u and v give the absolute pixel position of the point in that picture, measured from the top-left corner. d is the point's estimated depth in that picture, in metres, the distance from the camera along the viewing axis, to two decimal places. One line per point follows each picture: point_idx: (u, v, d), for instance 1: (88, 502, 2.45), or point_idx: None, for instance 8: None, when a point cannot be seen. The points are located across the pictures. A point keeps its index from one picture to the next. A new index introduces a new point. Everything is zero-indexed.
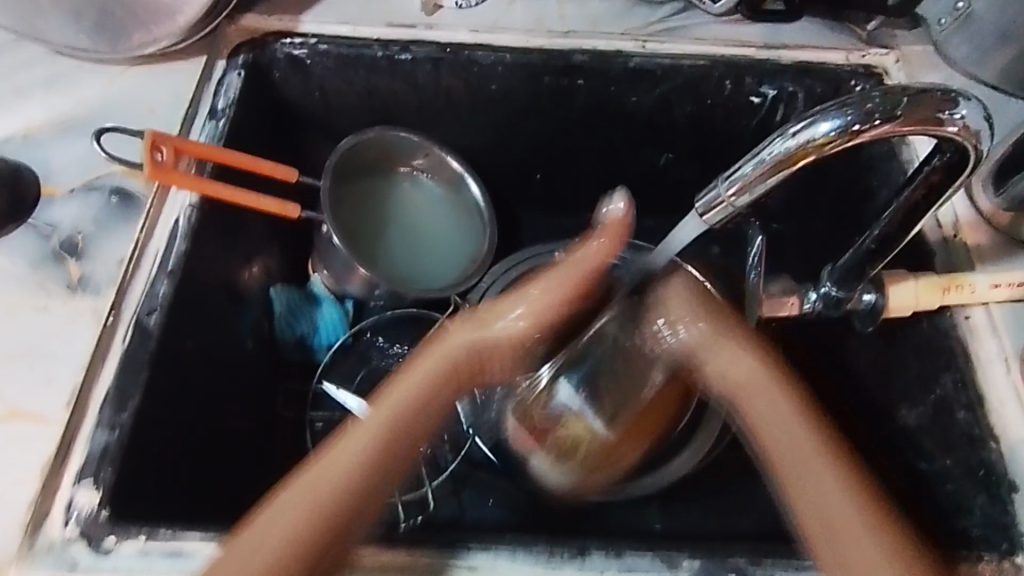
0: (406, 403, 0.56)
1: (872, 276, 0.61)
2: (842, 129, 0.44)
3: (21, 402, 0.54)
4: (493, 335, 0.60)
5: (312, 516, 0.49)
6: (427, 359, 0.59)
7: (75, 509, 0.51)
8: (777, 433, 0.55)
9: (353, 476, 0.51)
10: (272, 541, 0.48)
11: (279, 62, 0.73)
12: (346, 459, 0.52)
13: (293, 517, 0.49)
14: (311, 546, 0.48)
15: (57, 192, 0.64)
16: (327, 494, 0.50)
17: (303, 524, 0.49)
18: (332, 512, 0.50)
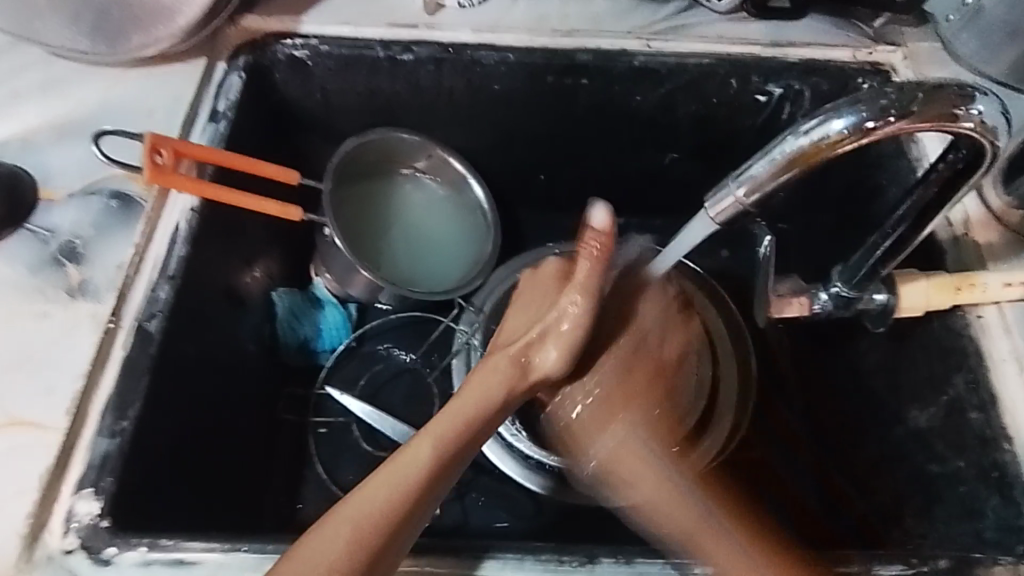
0: (479, 401, 0.53)
1: (883, 275, 0.60)
2: (856, 126, 0.43)
3: (20, 409, 0.54)
4: (546, 359, 0.56)
5: (394, 503, 0.46)
6: (497, 363, 0.55)
7: (75, 519, 0.50)
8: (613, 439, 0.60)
9: (426, 465, 0.49)
10: (339, 540, 0.44)
11: (279, 64, 0.73)
12: (396, 477, 0.48)
13: (376, 510, 0.46)
14: (399, 523, 0.46)
15: (55, 196, 0.63)
16: (398, 491, 0.47)
17: (389, 512, 0.46)
18: (383, 525, 0.46)
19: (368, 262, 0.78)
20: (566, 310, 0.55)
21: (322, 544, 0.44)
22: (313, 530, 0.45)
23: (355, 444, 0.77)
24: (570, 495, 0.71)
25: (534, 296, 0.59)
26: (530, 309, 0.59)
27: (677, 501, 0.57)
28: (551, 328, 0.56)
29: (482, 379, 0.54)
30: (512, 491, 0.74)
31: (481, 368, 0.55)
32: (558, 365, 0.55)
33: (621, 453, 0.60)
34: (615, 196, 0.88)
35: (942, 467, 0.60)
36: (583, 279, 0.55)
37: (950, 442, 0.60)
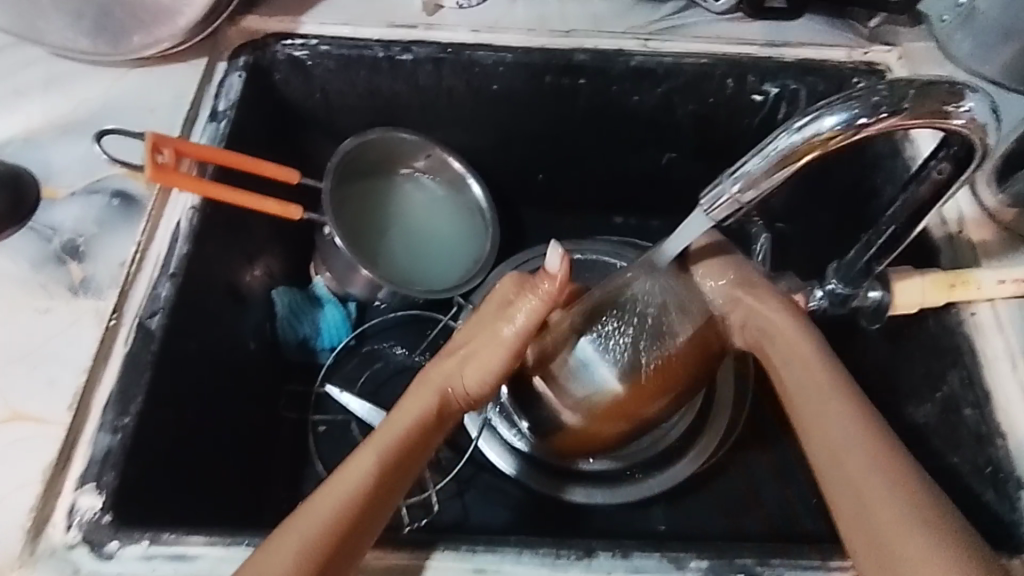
0: (410, 418, 0.55)
1: (878, 273, 0.60)
2: (848, 122, 0.44)
3: (23, 404, 0.54)
4: (473, 381, 0.57)
5: (341, 511, 0.48)
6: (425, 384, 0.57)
7: (77, 514, 0.50)
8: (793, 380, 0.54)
9: (369, 473, 0.51)
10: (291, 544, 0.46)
11: (280, 64, 0.73)
12: (338, 489, 0.49)
13: (325, 519, 0.47)
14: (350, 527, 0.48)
15: (58, 194, 0.64)
16: (341, 500, 0.48)
17: (336, 522, 0.47)
18: (331, 533, 0.47)
19: (369, 260, 0.79)
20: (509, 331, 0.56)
21: (274, 554, 0.46)
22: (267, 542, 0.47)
23: (355, 441, 0.77)
24: (546, 485, 0.71)
25: (479, 315, 0.59)
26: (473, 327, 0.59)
27: (847, 402, 0.51)
28: (487, 350, 0.57)
29: (416, 397, 0.56)
30: (511, 487, 0.75)
31: (415, 385, 0.57)
32: (484, 386, 0.57)
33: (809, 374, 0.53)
34: (615, 196, 0.89)
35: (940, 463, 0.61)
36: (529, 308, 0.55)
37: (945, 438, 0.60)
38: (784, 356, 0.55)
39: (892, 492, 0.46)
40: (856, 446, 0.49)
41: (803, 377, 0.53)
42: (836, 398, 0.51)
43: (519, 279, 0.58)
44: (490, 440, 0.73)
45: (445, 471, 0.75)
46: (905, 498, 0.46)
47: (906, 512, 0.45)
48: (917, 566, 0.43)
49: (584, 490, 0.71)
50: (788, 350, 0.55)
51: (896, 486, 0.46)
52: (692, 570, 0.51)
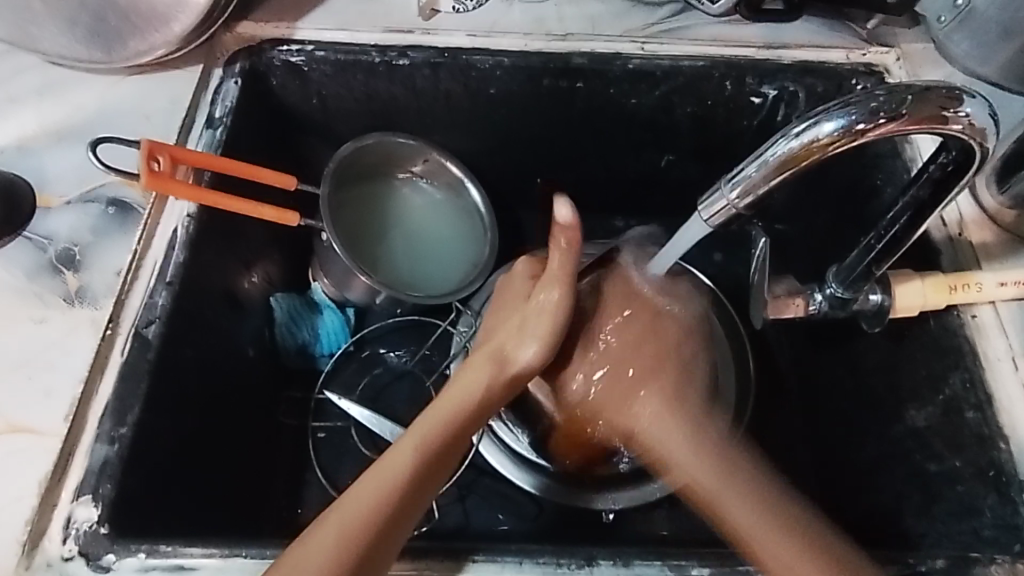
0: (457, 406, 0.55)
1: (878, 276, 0.60)
2: (846, 128, 0.43)
3: (19, 416, 0.54)
4: (522, 350, 0.58)
5: (376, 513, 0.49)
6: (474, 370, 0.57)
7: (74, 525, 0.50)
8: (680, 449, 0.60)
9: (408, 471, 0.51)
10: (327, 548, 0.47)
11: (276, 69, 0.73)
12: (372, 489, 0.50)
13: (355, 521, 0.48)
14: (383, 531, 0.48)
15: (53, 203, 0.63)
16: (372, 507, 0.49)
17: (365, 529, 0.48)
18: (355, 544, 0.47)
19: (366, 264, 0.79)
20: (544, 320, 0.58)
21: (308, 555, 0.47)
22: (303, 538, 0.48)
23: (354, 448, 0.77)
24: (570, 498, 0.72)
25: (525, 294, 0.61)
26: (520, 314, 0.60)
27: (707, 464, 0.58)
28: (536, 330, 0.58)
29: (461, 382, 0.57)
30: (512, 492, 0.75)
31: (464, 372, 0.57)
32: (538, 355, 0.58)
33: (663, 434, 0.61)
34: (615, 198, 0.89)
35: (940, 466, 0.60)
36: (562, 296, 0.57)
37: (947, 441, 0.60)
38: (656, 433, 0.62)
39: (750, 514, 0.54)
40: (715, 491, 0.56)
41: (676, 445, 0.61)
42: (711, 462, 0.58)
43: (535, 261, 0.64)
44: (490, 444, 0.74)
45: None
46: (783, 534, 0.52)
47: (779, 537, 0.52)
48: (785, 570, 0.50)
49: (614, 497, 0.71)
50: (658, 427, 0.62)
51: (758, 504, 0.54)
52: None
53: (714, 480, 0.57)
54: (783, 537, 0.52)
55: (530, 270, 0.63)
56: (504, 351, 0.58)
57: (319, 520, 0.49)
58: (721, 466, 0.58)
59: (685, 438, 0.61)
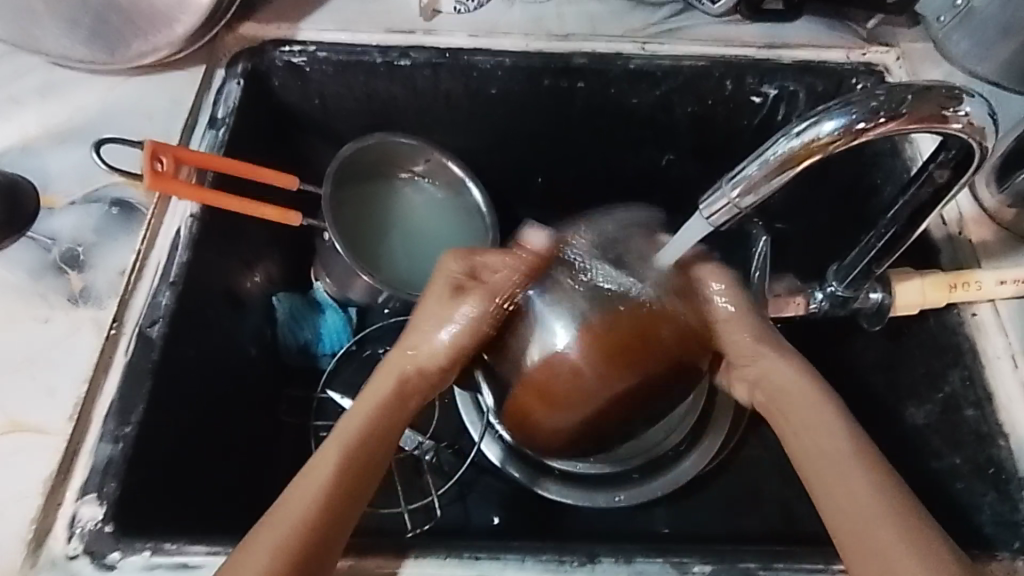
0: (374, 407, 0.57)
1: (878, 274, 0.61)
2: (846, 128, 0.44)
3: (23, 415, 0.54)
4: (433, 346, 0.59)
5: (316, 506, 0.49)
6: (383, 376, 0.59)
7: (78, 523, 0.50)
8: (801, 416, 0.55)
9: (340, 465, 0.52)
10: (268, 543, 0.47)
11: (278, 69, 0.73)
12: (307, 487, 0.50)
13: (297, 515, 0.49)
14: (327, 522, 0.49)
15: (56, 203, 0.64)
16: (310, 501, 0.50)
17: (308, 521, 0.49)
18: (299, 533, 0.48)
19: (370, 266, 0.79)
20: (454, 326, 0.59)
21: (251, 552, 0.47)
22: (246, 541, 0.48)
23: None
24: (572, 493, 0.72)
25: (442, 297, 0.60)
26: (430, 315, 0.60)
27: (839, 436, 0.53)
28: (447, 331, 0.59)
29: (378, 385, 0.59)
30: (514, 491, 0.75)
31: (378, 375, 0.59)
32: (445, 354, 0.59)
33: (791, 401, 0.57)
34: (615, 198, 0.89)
35: (941, 463, 0.61)
36: (486, 306, 0.57)
37: (946, 439, 0.61)
38: (782, 399, 0.57)
39: (869, 499, 0.49)
40: (831, 468, 0.52)
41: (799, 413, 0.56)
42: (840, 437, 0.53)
43: (464, 254, 0.61)
44: (491, 442, 0.75)
45: (446, 475, 0.75)
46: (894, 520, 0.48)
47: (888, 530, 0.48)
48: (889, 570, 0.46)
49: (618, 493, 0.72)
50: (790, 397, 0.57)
51: (877, 484, 0.50)
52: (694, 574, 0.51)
53: (854, 452, 0.52)
54: (890, 529, 0.48)
55: (457, 266, 0.60)
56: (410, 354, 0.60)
57: (257, 526, 0.49)
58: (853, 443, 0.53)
59: (822, 408, 0.55)
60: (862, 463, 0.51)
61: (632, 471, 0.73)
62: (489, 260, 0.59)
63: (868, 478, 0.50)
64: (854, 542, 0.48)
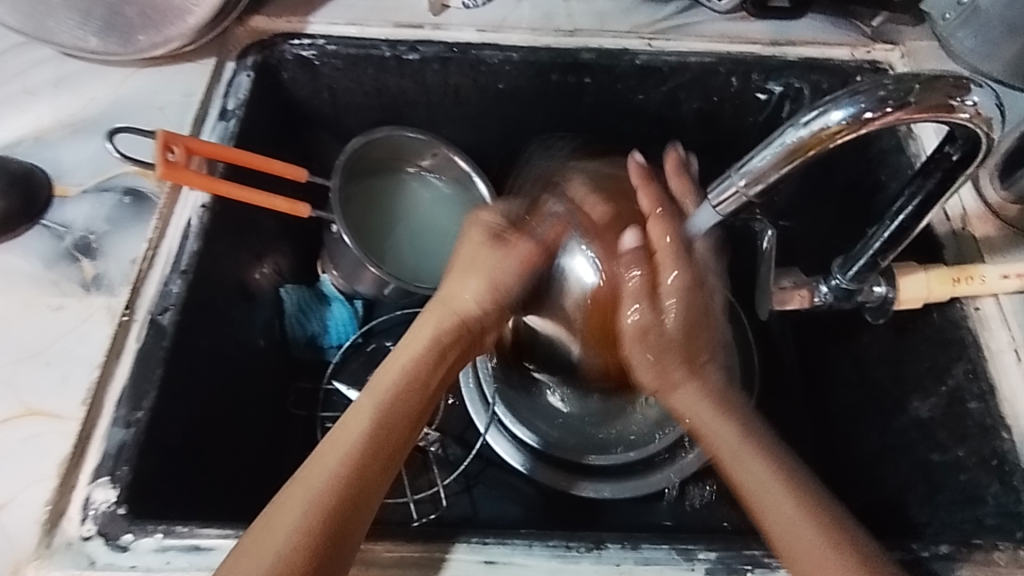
0: (405, 360, 0.58)
1: (883, 268, 0.61)
2: (854, 116, 0.44)
3: (37, 400, 0.55)
4: (467, 291, 0.62)
5: (347, 465, 0.51)
6: (425, 322, 0.61)
7: (92, 506, 0.51)
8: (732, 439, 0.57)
9: (368, 434, 0.53)
10: (299, 505, 0.49)
11: (288, 63, 0.74)
12: (337, 446, 0.52)
13: (323, 479, 0.50)
14: (354, 482, 0.51)
15: (70, 192, 0.64)
16: (341, 459, 0.51)
17: (337, 480, 0.50)
18: (327, 492, 0.50)
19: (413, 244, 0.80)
20: (484, 275, 0.62)
21: (285, 513, 0.49)
22: (275, 503, 0.50)
23: None
24: (554, 480, 0.73)
25: (467, 251, 0.63)
26: (463, 257, 0.63)
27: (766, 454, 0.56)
28: (480, 269, 0.62)
29: (411, 342, 0.59)
30: (517, 481, 0.76)
31: (411, 333, 0.60)
32: (479, 301, 0.62)
33: (711, 418, 0.58)
34: None
35: (944, 456, 0.62)
36: (501, 247, 0.62)
37: (950, 432, 0.61)
38: (709, 424, 0.58)
39: (797, 508, 0.52)
40: (763, 483, 0.54)
41: (713, 420, 0.58)
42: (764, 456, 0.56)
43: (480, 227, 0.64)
44: (498, 435, 0.75)
45: (451, 465, 0.76)
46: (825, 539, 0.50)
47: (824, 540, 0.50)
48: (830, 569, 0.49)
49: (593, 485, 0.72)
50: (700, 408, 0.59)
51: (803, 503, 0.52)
52: (699, 561, 0.52)
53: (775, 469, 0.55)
54: (829, 543, 0.50)
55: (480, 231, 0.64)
56: (451, 297, 0.62)
57: (285, 487, 0.51)
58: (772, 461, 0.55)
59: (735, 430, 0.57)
60: (802, 489, 0.53)
61: (681, 440, 0.73)
62: (490, 219, 0.64)
63: (794, 493, 0.53)
64: (797, 543, 0.50)
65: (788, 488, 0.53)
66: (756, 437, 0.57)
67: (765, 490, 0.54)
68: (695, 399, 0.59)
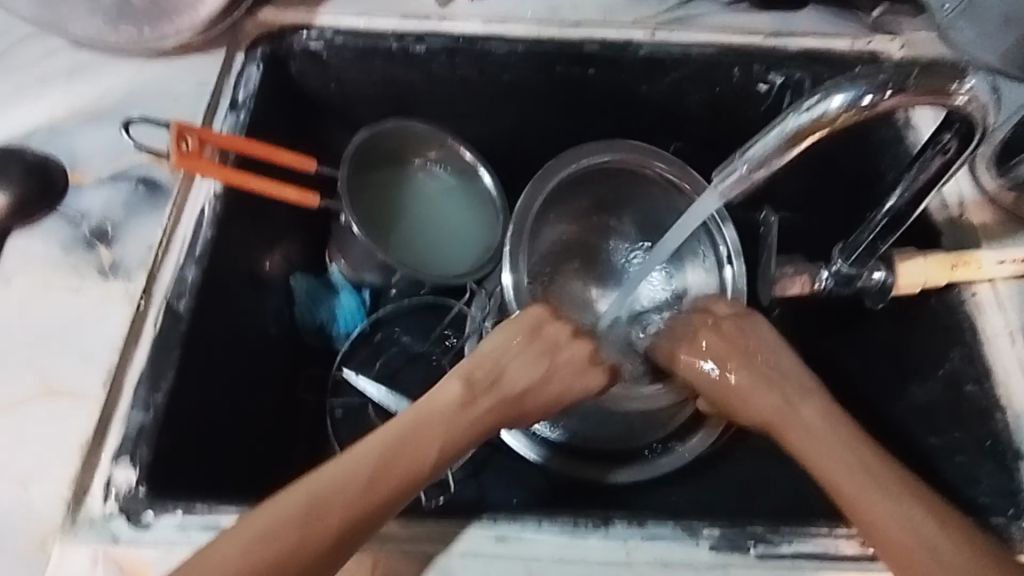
0: (466, 417, 0.56)
1: (883, 254, 0.63)
2: (854, 101, 0.46)
3: (57, 382, 0.56)
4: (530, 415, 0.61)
5: (400, 487, 0.51)
6: (492, 392, 0.58)
7: (114, 485, 0.52)
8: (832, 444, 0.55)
9: (424, 467, 0.53)
10: (357, 497, 0.49)
11: (296, 55, 0.75)
12: (398, 459, 0.52)
13: (380, 483, 0.51)
14: (396, 498, 0.51)
15: (85, 180, 0.65)
16: (399, 477, 0.51)
17: (388, 493, 0.51)
18: (379, 499, 0.50)
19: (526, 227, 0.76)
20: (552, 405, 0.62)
21: (341, 493, 0.49)
22: (329, 475, 0.50)
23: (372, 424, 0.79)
24: (585, 470, 0.73)
25: (556, 367, 0.61)
26: (539, 378, 0.61)
27: (862, 455, 0.54)
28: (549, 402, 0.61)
29: (465, 401, 0.57)
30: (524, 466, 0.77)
31: (468, 393, 0.57)
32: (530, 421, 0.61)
33: (815, 430, 0.57)
34: None
35: (941, 439, 0.63)
36: (584, 387, 0.63)
37: (948, 415, 0.63)
38: (806, 439, 0.56)
39: (896, 501, 0.50)
40: (862, 483, 0.52)
41: (816, 432, 0.57)
42: (865, 455, 0.54)
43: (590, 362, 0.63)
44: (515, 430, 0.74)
45: None
46: (913, 521, 0.49)
47: (916, 531, 0.49)
48: (921, 554, 0.48)
49: (628, 471, 0.74)
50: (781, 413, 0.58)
51: (900, 497, 0.51)
52: (706, 538, 0.53)
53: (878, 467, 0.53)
54: (910, 535, 0.49)
55: (583, 379, 0.63)
56: (520, 395, 0.59)
57: (335, 464, 0.50)
58: (872, 464, 0.53)
59: (837, 440, 0.55)
60: (901, 483, 0.51)
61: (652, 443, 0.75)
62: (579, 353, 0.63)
63: (889, 489, 0.51)
64: (894, 540, 0.49)
65: (882, 480, 0.52)
66: (862, 446, 0.55)
67: (862, 489, 0.51)
68: (793, 417, 0.58)
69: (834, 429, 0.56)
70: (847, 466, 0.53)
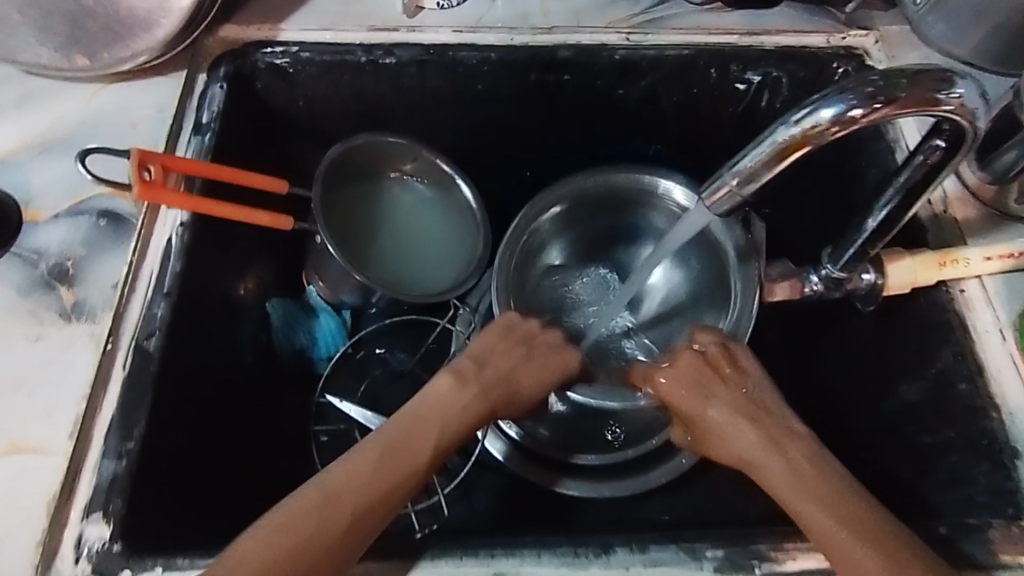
0: (439, 421, 0.57)
1: (871, 255, 0.62)
2: (842, 114, 0.44)
3: (20, 437, 0.53)
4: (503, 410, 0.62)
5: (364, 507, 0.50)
6: (462, 393, 0.59)
7: (86, 544, 0.50)
8: (809, 489, 0.52)
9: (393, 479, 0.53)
10: (312, 527, 0.48)
11: (261, 72, 0.72)
12: (359, 479, 0.51)
13: (338, 506, 0.50)
14: (361, 521, 0.50)
15: (41, 217, 0.62)
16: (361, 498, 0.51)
17: (352, 516, 0.50)
18: (340, 524, 0.49)
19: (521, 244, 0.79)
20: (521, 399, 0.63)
21: (296, 525, 0.48)
22: (285, 509, 0.49)
23: None
24: (535, 474, 0.75)
25: (521, 364, 0.63)
26: (506, 378, 0.62)
27: (842, 501, 0.51)
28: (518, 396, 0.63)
29: (433, 407, 0.57)
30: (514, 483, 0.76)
31: (437, 396, 0.58)
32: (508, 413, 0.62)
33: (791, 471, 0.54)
34: None
35: (935, 439, 0.62)
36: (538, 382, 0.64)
37: (939, 415, 0.62)
38: (783, 485, 0.54)
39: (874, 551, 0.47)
40: (838, 532, 0.49)
41: (792, 474, 0.54)
42: (844, 502, 0.51)
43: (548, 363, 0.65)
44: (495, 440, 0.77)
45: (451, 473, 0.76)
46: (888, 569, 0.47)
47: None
48: None
49: (575, 485, 0.74)
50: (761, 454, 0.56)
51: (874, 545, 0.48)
52: (707, 561, 0.52)
53: (856, 515, 0.50)
54: None
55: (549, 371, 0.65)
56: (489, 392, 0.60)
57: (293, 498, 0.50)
58: (846, 509, 0.50)
59: (815, 482, 0.52)
60: (879, 533, 0.48)
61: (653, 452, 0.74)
62: (540, 355, 0.65)
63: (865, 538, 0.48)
64: None
65: (859, 530, 0.49)
66: (844, 492, 0.51)
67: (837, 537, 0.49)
68: (774, 460, 0.55)
69: (816, 471, 0.53)
70: (825, 520, 0.50)
